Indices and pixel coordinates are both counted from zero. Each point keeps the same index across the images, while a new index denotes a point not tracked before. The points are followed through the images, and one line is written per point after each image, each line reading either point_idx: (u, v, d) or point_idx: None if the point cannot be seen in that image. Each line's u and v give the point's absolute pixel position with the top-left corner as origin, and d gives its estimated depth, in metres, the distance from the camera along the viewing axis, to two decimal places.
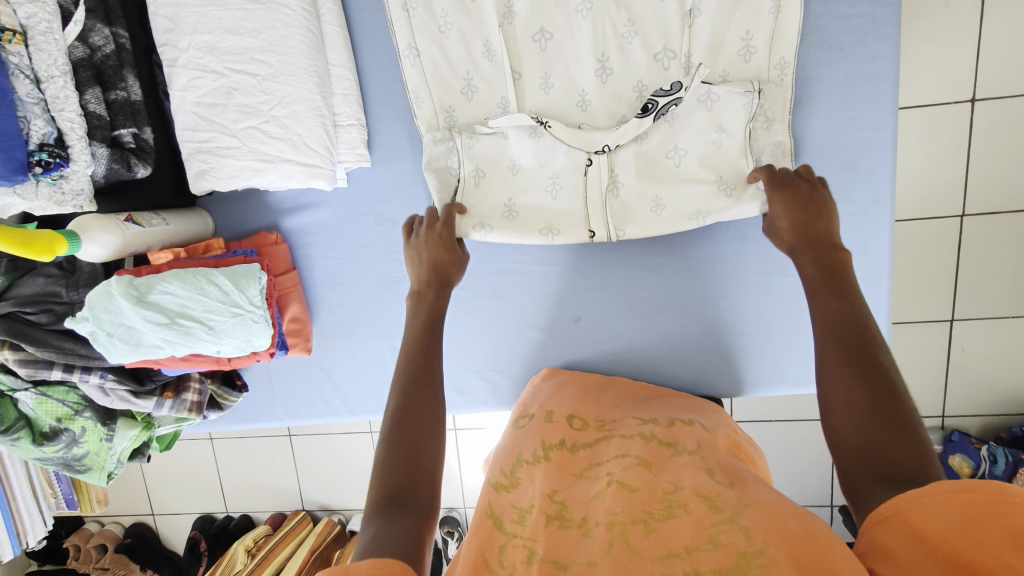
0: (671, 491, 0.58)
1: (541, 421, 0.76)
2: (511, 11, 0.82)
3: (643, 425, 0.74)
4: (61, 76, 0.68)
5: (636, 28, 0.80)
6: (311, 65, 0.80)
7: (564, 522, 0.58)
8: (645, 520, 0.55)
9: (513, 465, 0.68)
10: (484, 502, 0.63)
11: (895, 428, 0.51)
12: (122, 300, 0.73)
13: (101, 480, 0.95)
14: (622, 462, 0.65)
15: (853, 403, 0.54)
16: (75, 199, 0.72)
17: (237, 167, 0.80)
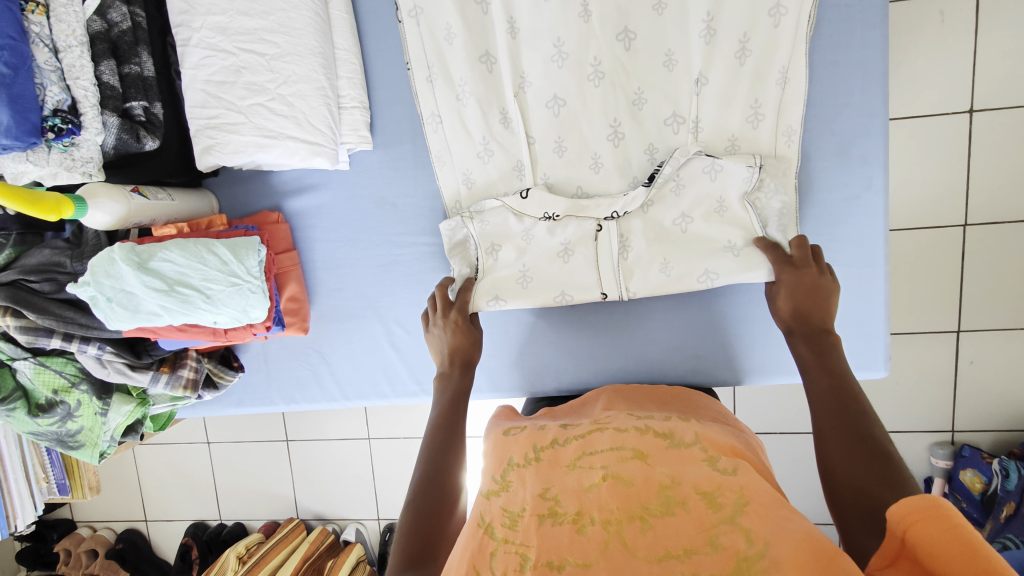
0: (669, 485, 0.55)
1: (528, 426, 0.68)
2: (514, 25, 0.86)
3: (638, 420, 0.67)
4: (78, 46, 0.71)
5: (646, 93, 0.86)
6: (317, 46, 0.83)
7: (557, 519, 0.54)
8: (641, 516, 0.52)
9: (504, 470, 0.63)
10: (476, 513, 0.59)
11: (883, 469, 0.55)
12: (124, 265, 0.75)
13: (93, 457, 0.95)
14: (617, 455, 0.60)
15: (841, 446, 0.60)
16: (85, 165, 0.75)
17: (241, 143, 0.83)
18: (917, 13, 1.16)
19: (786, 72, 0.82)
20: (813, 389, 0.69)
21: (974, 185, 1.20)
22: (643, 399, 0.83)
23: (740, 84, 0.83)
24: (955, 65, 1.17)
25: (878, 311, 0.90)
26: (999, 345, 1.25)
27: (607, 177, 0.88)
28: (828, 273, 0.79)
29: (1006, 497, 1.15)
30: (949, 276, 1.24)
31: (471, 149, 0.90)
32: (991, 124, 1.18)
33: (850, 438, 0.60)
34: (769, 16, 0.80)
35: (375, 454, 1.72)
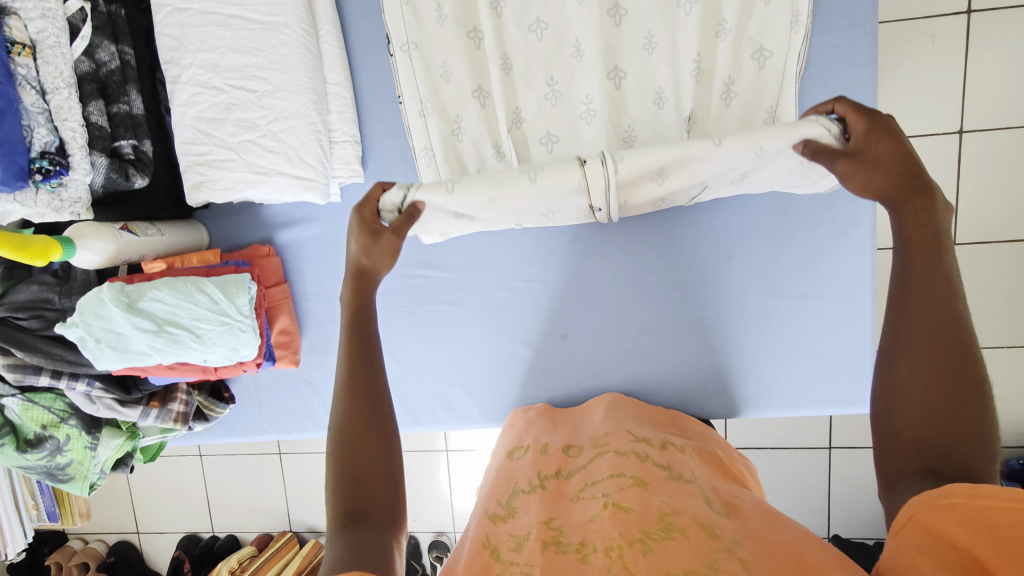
0: (669, 513, 0.57)
1: (536, 454, 0.76)
2: (507, 61, 0.87)
3: (637, 442, 0.74)
4: (66, 88, 0.71)
5: (636, 131, 0.87)
6: (308, 82, 0.82)
7: (561, 547, 0.55)
8: (642, 540, 0.53)
9: (509, 497, 0.68)
10: (482, 535, 0.62)
11: (967, 424, 0.48)
12: (113, 306, 0.75)
13: (83, 490, 0.94)
14: (617, 483, 0.63)
15: (923, 387, 0.50)
16: (73, 206, 0.74)
17: (232, 179, 0.82)
18: (907, 41, 1.17)
19: (773, 112, 0.84)
20: (901, 286, 0.54)
21: (962, 210, 1.21)
22: (640, 416, 0.84)
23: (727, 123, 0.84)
24: (945, 89, 1.18)
25: (866, 345, 0.91)
26: (986, 367, 1.27)
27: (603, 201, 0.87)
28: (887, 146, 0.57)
29: None
30: None
31: None
32: (981, 148, 1.19)
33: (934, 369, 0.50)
34: (753, 59, 0.82)
35: None
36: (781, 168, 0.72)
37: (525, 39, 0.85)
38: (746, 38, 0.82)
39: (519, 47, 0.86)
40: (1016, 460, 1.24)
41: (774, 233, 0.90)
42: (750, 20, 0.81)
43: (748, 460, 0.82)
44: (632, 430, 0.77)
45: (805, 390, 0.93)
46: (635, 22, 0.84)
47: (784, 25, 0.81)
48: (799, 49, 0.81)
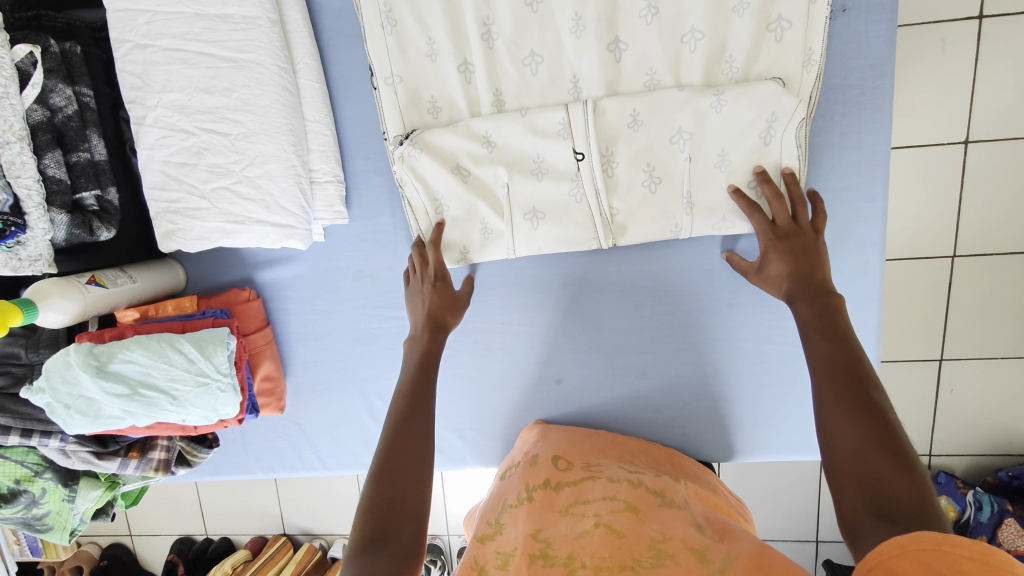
0: (659, 541, 0.58)
1: (527, 466, 0.79)
2: (500, 94, 0.80)
3: (631, 471, 0.77)
4: (17, 141, 0.64)
5: (656, 168, 0.78)
6: (285, 123, 0.76)
7: (549, 560, 0.58)
8: (632, 567, 0.54)
9: (499, 514, 0.70)
10: (471, 556, 0.64)
11: (894, 468, 0.53)
12: (81, 371, 0.70)
13: (63, 538, 0.91)
14: (609, 506, 0.66)
15: (855, 439, 0.56)
16: (33, 264, 0.69)
17: (206, 229, 0.77)
18: (917, 56, 1.12)
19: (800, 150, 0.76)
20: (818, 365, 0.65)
21: (965, 231, 1.19)
22: (635, 452, 0.85)
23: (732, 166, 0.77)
24: (955, 106, 1.13)
25: None
26: (980, 385, 1.27)
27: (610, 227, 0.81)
28: (812, 233, 0.74)
29: (979, 530, 1.19)
30: (935, 319, 1.24)
31: (469, 224, 0.83)
32: (988, 168, 1.15)
33: (864, 424, 0.57)
34: None
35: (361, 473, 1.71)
36: (751, 135, 0.75)
37: (517, 73, 0.78)
38: (757, 73, 0.75)
39: (512, 82, 0.79)
40: (1006, 473, 1.25)
41: None
42: (759, 57, 0.75)
43: (747, 510, 0.84)
44: (625, 462, 0.80)
45: (803, 436, 0.91)
46: (637, 54, 0.76)
47: (796, 60, 0.74)
48: (812, 88, 0.75)
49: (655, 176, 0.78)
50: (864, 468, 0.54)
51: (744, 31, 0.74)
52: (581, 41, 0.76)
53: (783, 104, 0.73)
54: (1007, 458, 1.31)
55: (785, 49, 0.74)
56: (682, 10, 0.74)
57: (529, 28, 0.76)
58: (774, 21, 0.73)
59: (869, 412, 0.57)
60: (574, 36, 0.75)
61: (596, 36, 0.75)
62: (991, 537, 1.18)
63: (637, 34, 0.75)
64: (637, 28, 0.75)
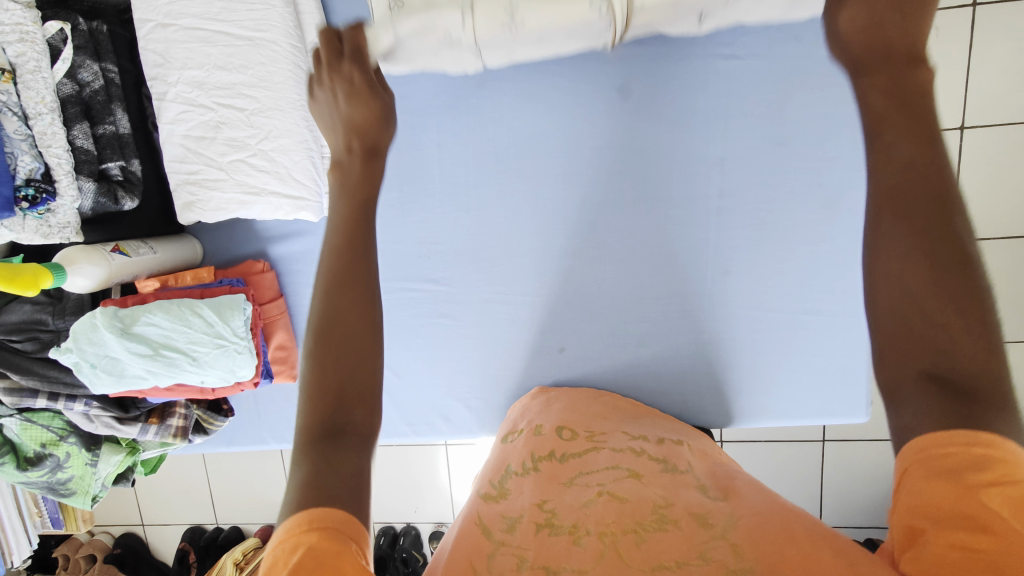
0: (662, 506, 0.59)
1: (531, 436, 0.78)
2: None
3: (634, 439, 0.75)
4: (48, 113, 0.69)
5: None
6: (298, 99, 0.80)
7: (554, 529, 0.58)
8: (635, 530, 0.55)
9: (502, 478, 0.71)
10: (472, 514, 0.64)
11: (958, 311, 0.40)
12: (107, 331, 0.74)
13: (85, 503, 0.95)
14: (613, 474, 0.66)
15: (913, 279, 0.41)
16: (62, 231, 0.73)
17: (223, 200, 0.81)
18: None
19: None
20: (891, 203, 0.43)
21: None
22: (639, 415, 0.86)
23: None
24: None
25: (862, 357, 0.91)
26: None
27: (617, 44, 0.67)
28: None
29: None
30: None
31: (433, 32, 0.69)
32: None
33: (927, 246, 0.41)
34: None
35: None
36: None
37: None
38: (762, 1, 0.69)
39: None
40: None
41: (773, 247, 0.89)
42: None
43: None
44: (629, 430, 0.78)
45: (800, 402, 0.94)
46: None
47: None
48: None
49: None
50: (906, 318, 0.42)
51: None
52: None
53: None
54: None
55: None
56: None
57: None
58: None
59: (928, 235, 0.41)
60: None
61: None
62: None
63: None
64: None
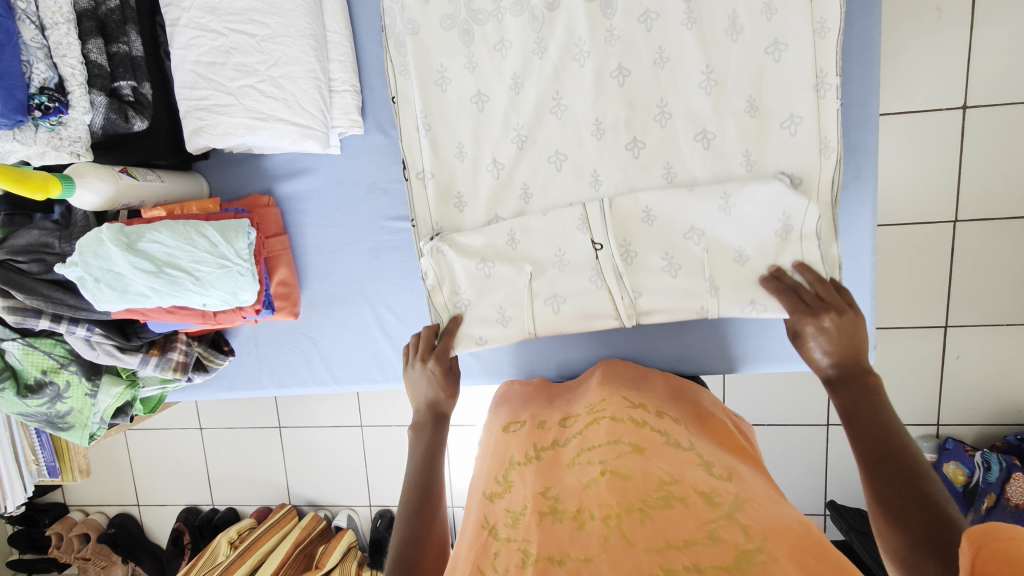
0: (668, 481, 0.55)
1: (533, 428, 0.75)
2: (519, 86, 0.83)
3: (632, 408, 0.70)
4: (65, 23, 0.70)
5: (626, 74, 0.81)
6: (308, 28, 0.82)
7: (558, 515, 0.54)
8: (640, 508, 0.51)
9: (506, 471, 0.66)
10: (480, 515, 0.61)
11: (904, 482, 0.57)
12: (112, 245, 0.75)
13: (83, 439, 0.94)
14: (614, 449, 0.61)
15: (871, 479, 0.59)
16: (72, 145, 0.74)
17: (231, 124, 0.82)
18: (914, 6, 1.16)
19: (781, 54, 0.77)
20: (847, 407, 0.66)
21: (965, 177, 1.21)
22: (638, 377, 0.83)
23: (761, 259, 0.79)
24: (948, 59, 1.17)
25: (866, 302, 0.91)
26: (985, 337, 1.27)
27: (571, 116, 0.83)
28: (848, 309, 0.72)
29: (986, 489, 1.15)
30: (937, 268, 1.26)
31: None
32: (987, 114, 1.18)
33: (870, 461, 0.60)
34: (766, 53, 0.77)
35: (367, 443, 1.72)
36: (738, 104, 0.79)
37: (542, 156, 0.85)
38: (784, 152, 0.79)
39: (520, 65, 0.83)
40: (1015, 437, 1.25)
41: None
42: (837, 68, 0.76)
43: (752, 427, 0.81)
44: (628, 397, 0.73)
45: None
46: (700, 100, 0.80)
47: (806, 28, 0.76)
48: (831, 51, 0.75)
49: (665, 56, 0.80)
50: (883, 494, 0.57)
51: (798, 23, 0.76)
52: (602, 141, 0.83)
53: (792, 203, 0.76)
54: (1016, 418, 1.30)
55: (799, 37, 0.76)
56: (718, 18, 0.78)
57: (555, 58, 0.82)
58: (820, 22, 0.75)
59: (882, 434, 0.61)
60: (618, 81, 0.81)
61: (616, 135, 0.82)
62: (998, 494, 1.13)
63: (697, 48, 0.79)
64: (698, 95, 0.80)
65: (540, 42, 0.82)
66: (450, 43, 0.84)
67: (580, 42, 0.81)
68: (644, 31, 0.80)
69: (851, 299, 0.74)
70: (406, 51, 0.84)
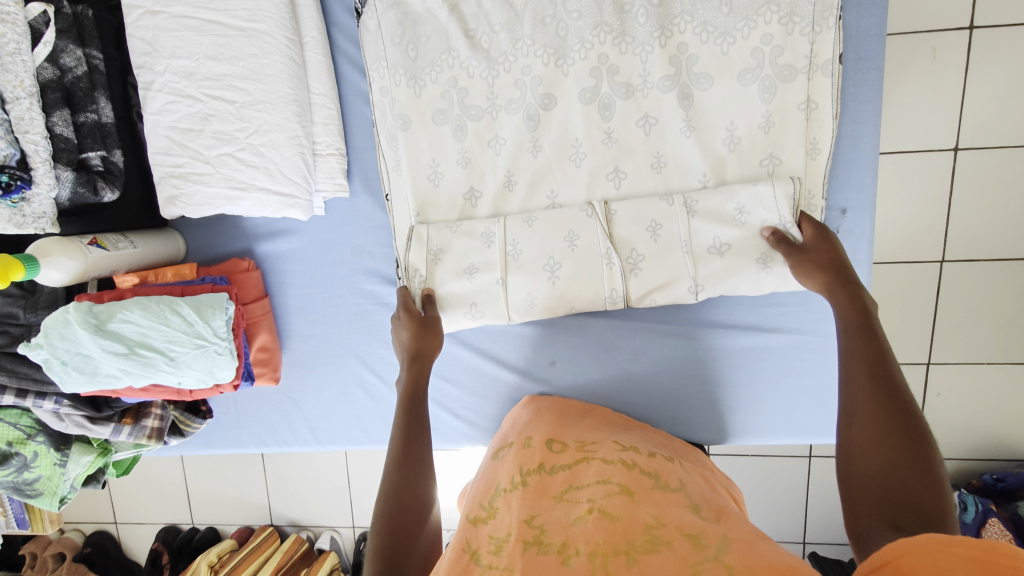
0: (654, 525, 0.55)
1: (519, 449, 0.73)
2: (512, 179, 0.86)
3: (623, 451, 0.72)
4: (27, 98, 0.66)
5: (620, 171, 0.84)
6: (291, 93, 0.78)
7: (543, 547, 0.53)
8: (627, 551, 0.51)
9: (491, 498, 0.66)
10: (461, 540, 0.60)
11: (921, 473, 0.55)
12: (80, 328, 0.71)
13: (52, 505, 0.91)
14: (604, 489, 0.61)
15: (876, 444, 0.59)
16: (37, 221, 0.69)
17: (209, 194, 0.78)
18: (909, 59, 1.15)
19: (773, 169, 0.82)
20: (853, 361, 0.67)
21: (953, 234, 1.22)
22: (626, 426, 0.85)
23: (750, 272, 0.82)
24: (942, 115, 1.17)
25: None
26: (967, 385, 1.29)
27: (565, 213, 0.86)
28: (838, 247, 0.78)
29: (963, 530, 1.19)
30: (923, 320, 1.27)
31: None
32: (976, 172, 1.19)
33: (890, 429, 0.59)
34: (763, 166, 0.82)
35: (351, 466, 1.70)
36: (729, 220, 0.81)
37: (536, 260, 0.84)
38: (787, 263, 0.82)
39: (516, 161, 0.85)
40: (990, 476, 1.27)
41: None
42: (824, 192, 0.83)
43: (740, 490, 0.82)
44: (619, 441, 0.75)
45: (792, 420, 0.93)
46: (691, 220, 0.81)
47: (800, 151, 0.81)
48: (820, 173, 0.82)
49: (662, 160, 0.84)
50: (885, 457, 0.57)
51: (794, 144, 0.81)
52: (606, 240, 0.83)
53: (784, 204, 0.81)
54: (993, 466, 1.33)
55: (792, 156, 0.81)
56: (716, 130, 0.82)
57: (550, 159, 0.85)
58: (812, 143, 0.81)
59: (893, 397, 0.62)
60: (613, 183, 0.85)
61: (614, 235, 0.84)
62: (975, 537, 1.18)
63: (694, 156, 0.82)
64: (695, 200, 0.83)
65: (535, 140, 0.85)
66: (441, 140, 0.85)
67: (578, 143, 0.84)
68: (642, 135, 0.83)
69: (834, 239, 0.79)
70: (398, 144, 0.85)
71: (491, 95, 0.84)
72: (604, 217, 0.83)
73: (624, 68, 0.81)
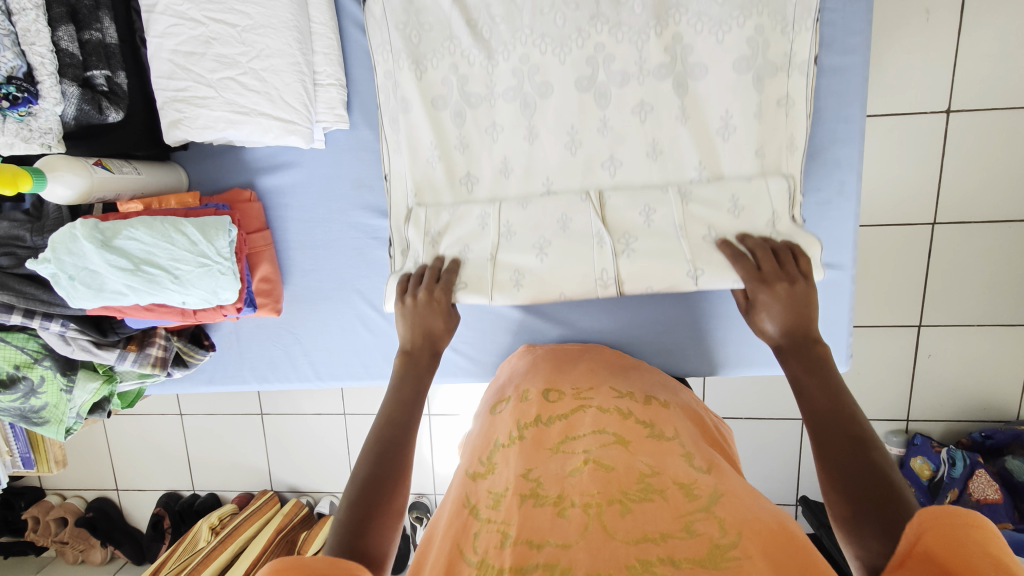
0: (649, 474, 0.54)
1: (516, 402, 0.71)
2: (508, 167, 0.87)
3: (620, 399, 0.70)
4: (33, 9, 0.67)
5: (613, 127, 0.85)
6: (291, 19, 0.80)
7: (539, 500, 0.53)
8: (621, 500, 0.51)
9: (490, 453, 0.64)
10: (459, 495, 0.59)
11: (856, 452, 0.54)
12: (87, 242, 0.72)
13: (58, 434, 0.93)
14: (600, 439, 0.61)
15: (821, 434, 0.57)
16: (43, 136, 0.70)
17: (211, 118, 0.80)
18: (904, 9, 1.16)
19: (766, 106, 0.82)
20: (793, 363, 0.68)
21: (945, 185, 1.23)
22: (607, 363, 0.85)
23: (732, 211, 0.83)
24: (935, 65, 1.18)
25: (844, 312, 0.93)
26: (956, 337, 1.31)
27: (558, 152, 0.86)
28: (801, 279, 0.75)
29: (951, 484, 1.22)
30: (914, 271, 1.29)
31: None
32: (967, 123, 1.20)
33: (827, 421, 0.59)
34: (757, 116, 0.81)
35: (350, 430, 1.72)
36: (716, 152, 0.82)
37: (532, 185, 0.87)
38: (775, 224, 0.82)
39: (507, 111, 0.86)
40: (978, 434, 1.30)
41: None
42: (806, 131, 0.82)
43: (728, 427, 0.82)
44: (617, 387, 0.74)
45: None
46: (685, 209, 0.83)
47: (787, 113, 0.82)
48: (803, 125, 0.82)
49: (657, 148, 0.84)
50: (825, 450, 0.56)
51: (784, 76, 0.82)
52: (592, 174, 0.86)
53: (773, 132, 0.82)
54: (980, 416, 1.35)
55: (778, 126, 0.82)
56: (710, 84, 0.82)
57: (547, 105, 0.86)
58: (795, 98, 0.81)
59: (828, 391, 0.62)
60: (608, 171, 0.86)
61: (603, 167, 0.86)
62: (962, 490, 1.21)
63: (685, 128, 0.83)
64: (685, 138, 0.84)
65: (530, 127, 0.86)
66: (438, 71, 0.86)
67: (574, 131, 0.85)
68: (637, 122, 0.84)
69: (805, 270, 0.76)
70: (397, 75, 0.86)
71: (490, 84, 0.86)
72: (598, 203, 0.84)
73: (619, 58, 0.83)
